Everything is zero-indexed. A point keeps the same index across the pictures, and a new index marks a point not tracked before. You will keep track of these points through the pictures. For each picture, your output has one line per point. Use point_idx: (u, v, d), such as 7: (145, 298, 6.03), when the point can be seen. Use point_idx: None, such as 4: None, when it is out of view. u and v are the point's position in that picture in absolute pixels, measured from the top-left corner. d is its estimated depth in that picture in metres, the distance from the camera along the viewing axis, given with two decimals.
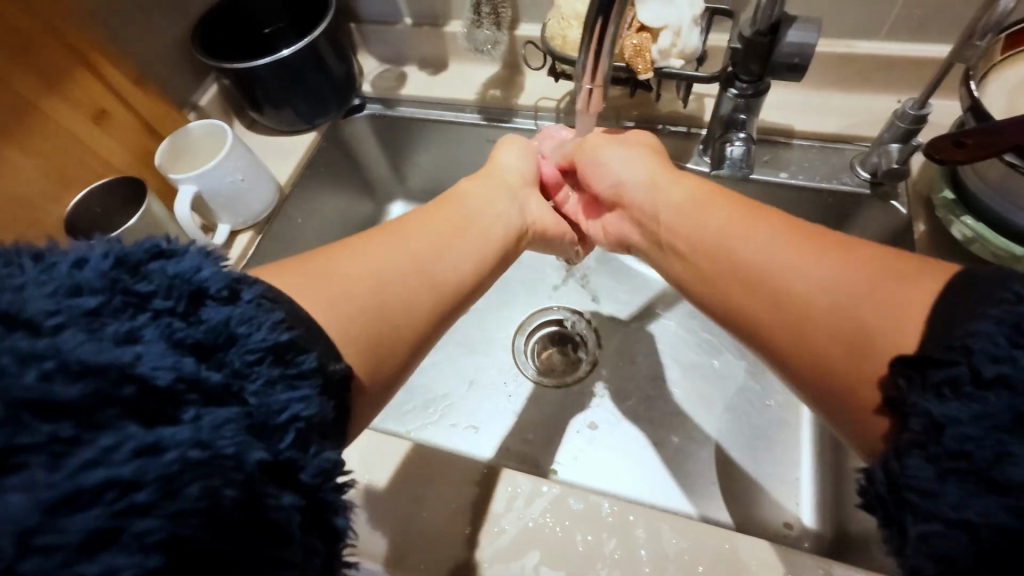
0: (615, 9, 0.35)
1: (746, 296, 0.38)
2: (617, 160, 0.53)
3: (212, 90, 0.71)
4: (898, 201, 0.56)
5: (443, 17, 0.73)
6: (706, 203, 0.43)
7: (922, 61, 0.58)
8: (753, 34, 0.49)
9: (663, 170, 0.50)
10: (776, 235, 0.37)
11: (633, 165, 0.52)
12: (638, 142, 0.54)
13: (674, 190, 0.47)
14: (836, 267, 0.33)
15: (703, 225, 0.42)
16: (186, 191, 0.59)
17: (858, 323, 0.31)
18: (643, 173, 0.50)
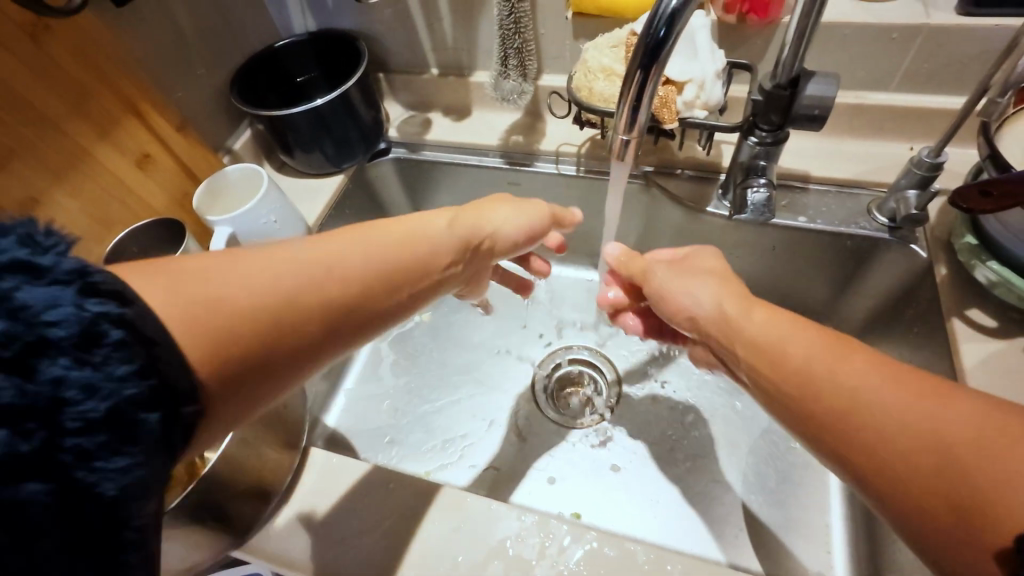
0: (654, 69, 0.37)
1: (837, 443, 0.34)
2: (684, 289, 0.48)
3: (245, 135, 0.75)
4: (918, 245, 0.57)
5: (468, 68, 0.76)
6: (790, 333, 0.39)
7: (933, 111, 0.60)
8: (773, 87, 0.51)
9: (738, 296, 0.45)
10: (864, 373, 0.34)
11: (702, 292, 0.47)
12: (699, 266, 0.50)
13: (745, 318, 0.42)
14: (938, 415, 0.30)
15: (778, 349, 0.39)
16: (222, 232, 0.60)
17: (970, 488, 0.27)
18: (713, 303, 0.45)
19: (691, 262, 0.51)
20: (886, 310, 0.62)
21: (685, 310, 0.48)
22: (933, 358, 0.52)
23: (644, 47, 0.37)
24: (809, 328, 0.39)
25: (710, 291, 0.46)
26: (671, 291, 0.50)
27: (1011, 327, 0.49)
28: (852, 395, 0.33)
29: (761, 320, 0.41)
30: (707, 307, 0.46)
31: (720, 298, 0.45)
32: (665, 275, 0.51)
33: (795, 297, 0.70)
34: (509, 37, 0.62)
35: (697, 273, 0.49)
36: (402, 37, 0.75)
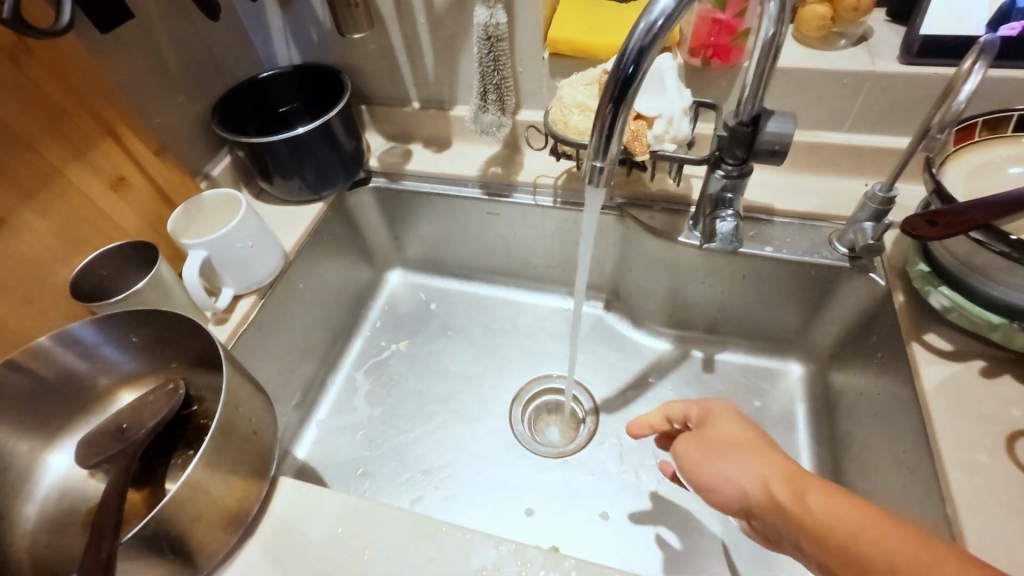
0: (624, 107, 0.39)
1: None
2: (718, 472, 0.39)
3: (225, 161, 0.75)
4: (876, 273, 0.60)
5: (449, 102, 0.79)
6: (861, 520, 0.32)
7: (882, 149, 0.64)
8: (736, 124, 0.54)
9: (776, 475, 0.36)
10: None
11: (744, 477, 0.38)
12: (727, 440, 0.41)
13: (796, 498, 0.35)
14: None
15: (831, 525, 0.33)
16: (196, 255, 0.59)
17: None
18: (761, 489, 0.37)
19: (716, 433, 0.42)
20: (851, 336, 0.65)
21: (723, 496, 0.39)
22: (896, 381, 0.54)
23: (614, 88, 0.39)
24: (864, 502, 0.33)
25: (754, 475, 0.37)
26: (704, 475, 0.40)
27: (966, 350, 0.51)
28: None
29: (815, 502, 0.34)
30: (747, 489, 0.37)
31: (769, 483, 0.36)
32: (693, 453, 0.42)
33: (764, 325, 0.73)
34: (488, 73, 0.64)
35: (727, 447, 0.40)
36: (384, 71, 0.77)
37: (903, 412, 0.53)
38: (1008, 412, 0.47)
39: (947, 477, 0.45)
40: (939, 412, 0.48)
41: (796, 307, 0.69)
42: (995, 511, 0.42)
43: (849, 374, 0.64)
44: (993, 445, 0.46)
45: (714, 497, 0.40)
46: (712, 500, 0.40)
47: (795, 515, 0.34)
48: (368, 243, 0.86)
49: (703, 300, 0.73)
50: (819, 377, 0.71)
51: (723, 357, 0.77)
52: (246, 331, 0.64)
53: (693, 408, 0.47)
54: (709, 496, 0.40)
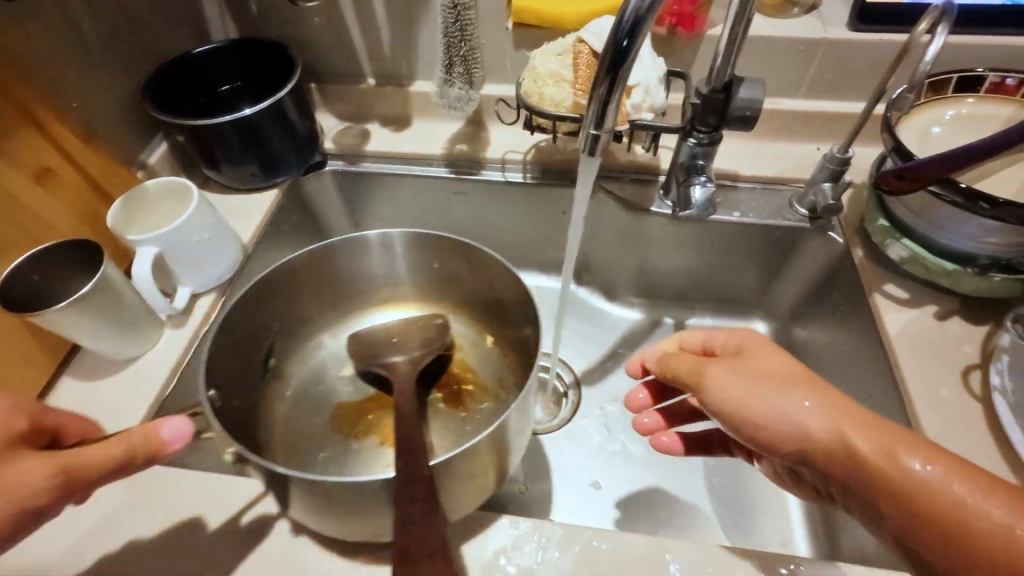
0: (621, 79, 0.38)
1: None
2: (777, 410, 0.36)
3: (161, 148, 0.68)
4: (835, 232, 0.64)
5: (407, 78, 0.75)
6: (943, 468, 0.32)
7: (833, 115, 0.68)
8: (709, 91, 0.55)
9: (846, 419, 0.34)
10: None
11: (812, 419, 0.35)
12: (776, 372, 0.38)
13: (874, 444, 0.33)
14: None
15: (909, 476, 0.32)
16: (146, 252, 0.53)
17: None
18: (831, 433, 0.34)
19: (765, 364, 0.39)
20: (812, 292, 0.69)
21: (775, 432, 0.37)
22: (860, 330, 0.59)
23: (609, 59, 0.38)
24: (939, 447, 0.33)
25: (821, 418, 0.35)
26: (753, 411, 0.37)
27: (919, 297, 0.56)
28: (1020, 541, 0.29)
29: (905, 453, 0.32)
30: (808, 429, 0.35)
31: (841, 428, 0.34)
32: (738, 386, 0.38)
33: (730, 288, 0.76)
34: (454, 44, 0.61)
35: (781, 384, 0.37)
36: (336, 45, 0.72)
37: (868, 357, 0.57)
38: (962, 350, 0.52)
39: (918, 414, 0.49)
40: (905, 355, 0.52)
41: (760, 269, 0.72)
42: (958, 438, 0.47)
43: (811, 329, 0.69)
44: (952, 381, 0.50)
45: (769, 435, 0.37)
46: (756, 435, 0.38)
47: (869, 462, 0.33)
48: (327, 231, 0.81)
49: (674, 268, 0.75)
50: (781, 333, 0.75)
51: (693, 322, 0.79)
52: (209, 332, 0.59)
53: (731, 334, 0.44)
54: (752, 432, 0.38)
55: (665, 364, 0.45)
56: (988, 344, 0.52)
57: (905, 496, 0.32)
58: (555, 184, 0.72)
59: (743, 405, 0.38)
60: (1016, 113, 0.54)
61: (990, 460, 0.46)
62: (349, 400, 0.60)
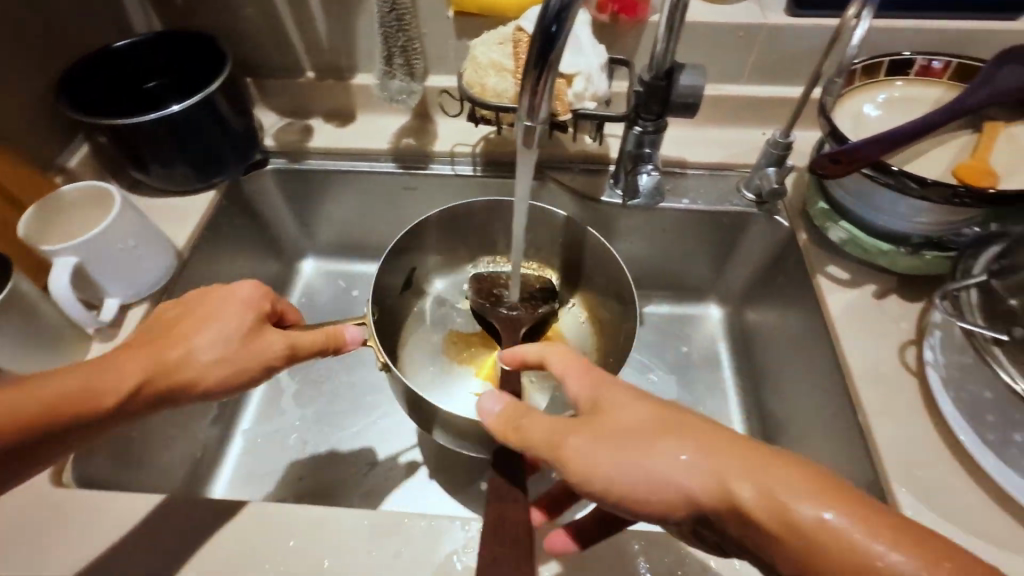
0: (551, 69, 0.37)
1: None
2: (652, 468, 0.33)
3: (84, 150, 0.64)
4: (780, 216, 0.65)
5: (348, 70, 0.72)
6: (814, 497, 0.30)
7: (775, 100, 0.69)
8: (651, 79, 0.54)
9: (730, 468, 0.31)
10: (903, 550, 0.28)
11: (685, 468, 0.32)
12: (636, 423, 0.35)
13: (761, 492, 0.30)
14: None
15: (805, 526, 0.29)
16: (63, 263, 0.50)
17: None
18: (704, 480, 0.32)
19: (632, 419, 0.35)
20: (762, 274, 0.70)
21: (658, 497, 0.33)
22: (805, 312, 0.60)
23: (537, 49, 0.36)
24: (809, 471, 0.31)
25: (692, 465, 0.32)
26: (629, 480, 0.33)
27: (859, 277, 0.58)
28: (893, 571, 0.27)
29: (780, 486, 0.30)
30: (691, 489, 0.32)
31: (712, 472, 0.32)
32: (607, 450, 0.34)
33: (684, 275, 0.76)
34: (392, 34, 0.59)
35: (647, 435, 0.34)
36: (269, 36, 0.69)
37: (814, 338, 0.58)
38: (899, 327, 0.54)
39: (858, 391, 0.50)
40: (846, 335, 0.54)
41: (712, 254, 0.73)
42: (895, 413, 0.49)
43: (762, 311, 0.70)
44: (890, 357, 0.52)
45: (648, 495, 0.33)
46: (638, 506, 0.33)
47: (758, 515, 0.30)
48: (272, 232, 0.78)
49: (629, 256, 0.75)
50: (735, 316, 0.76)
51: (650, 309, 0.80)
52: None
53: (583, 384, 0.39)
54: (632, 503, 0.34)
55: (517, 428, 0.38)
56: (922, 320, 0.54)
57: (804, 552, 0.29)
58: (506, 176, 0.71)
59: (616, 470, 0.34)
60: (944, 95, 0.55)
61: (924, 432, 0.47)
62: (460, 332, 0.70)
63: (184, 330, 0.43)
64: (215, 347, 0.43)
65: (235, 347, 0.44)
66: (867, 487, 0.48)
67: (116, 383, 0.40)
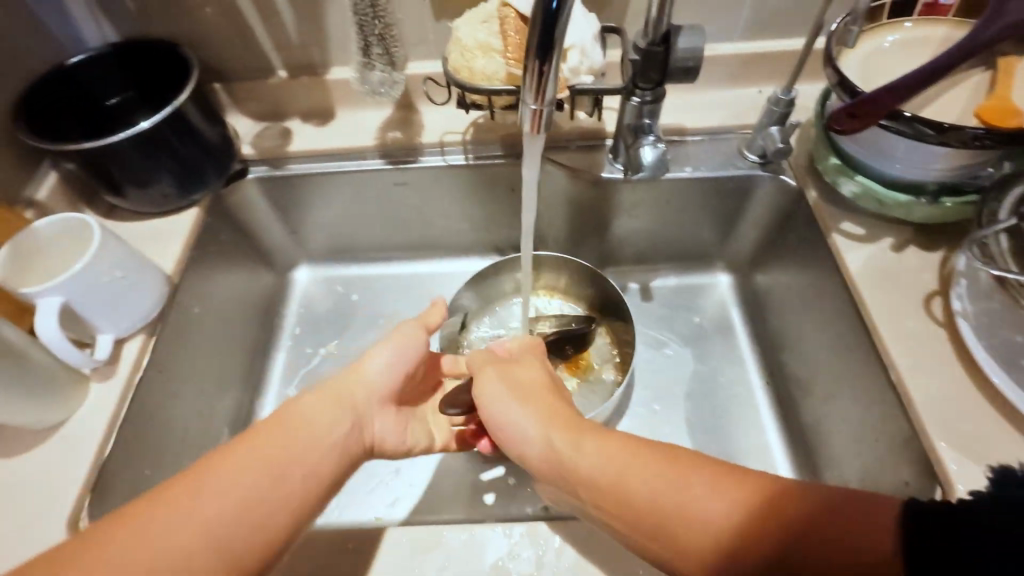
0: (558, 41, 0.34)
1: (716, 556, 0.34)
2: (507, 418, 0.46)
3: (49, 180, 0.60)
4: (787, 175, 0.63)
5: (322, 65, 0.68)
6: (618, 456, 0.39)
7: (770, 54, 0.66)
8: (648, 45, 0.52)
9: (563, 424, 0.44)
10: (703, 489, 0.35)
11: (526, 422, 0.45)
12: (525, 385, 0.48)
13: (592, 455, 0.40)
14: (758, 514, 0.33)
15: (647, 500, 0.37)
16: (50, 304, 0.46)
17: (814, 556, 0.31)
18: (539, 436, 0.44)
19: (519, 378, 0.49)
20: (771, 237, 0.69)
21: (509, 436, 0.46)
22: (822, 271, 0.59)
23: (541, 22, 0.33)
24: (623, 436, 0.41)
25: (535, 422, 0.45)
26: (492, 419, 0.47)
27: (876, 231, 0.56)
28: (694, 504, 0.35)
29: (592, 448, 0.41)
30: (534, 433, 0.44)
31: (547, 426, 0.44)
32: (491, 393, 0.48)
33: (690, 244, 0.75)
34: (367, 23, 0.55)
35: (518, 396, 0.47)
36: (233, 36, 0.65)
37: (833, 297, 0.57)
38: (921, 278, 0.53)
39: (887, 349, 0.49)
40: (867, 292, 0.53)
41: (718, 222, 0.71)
42: (928, 367, 0.48)
43: (773, 274, 0.69)
44: (916, 310, 0.51)
45: (505, 439, 0.46)
46: (503, 442, 0.46)
47: (609, 484, 0.39)
48: (262, 242, 0.75)
49: (634, 231, 0.73)
50: (745, 281, 0.75)
51: (658, 283, 0.78)
52: (145, 375, 0.54)
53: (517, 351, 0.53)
54: (499, 435, 0.47)
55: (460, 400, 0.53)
56: (944, 269, 0.53)
57: (684, 520, 0.35)
58: (500, 161, 0.68)
59: (494, 416, 0.47)
60: (951, 34, 0.53)
61: (960, 384, 0.47)
62: None
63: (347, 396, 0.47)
64: (383, 375, 0.50)
65: (396, 373, 0.51)
66: (905, 444, 0.47)
67: (323, 457, 0.43)
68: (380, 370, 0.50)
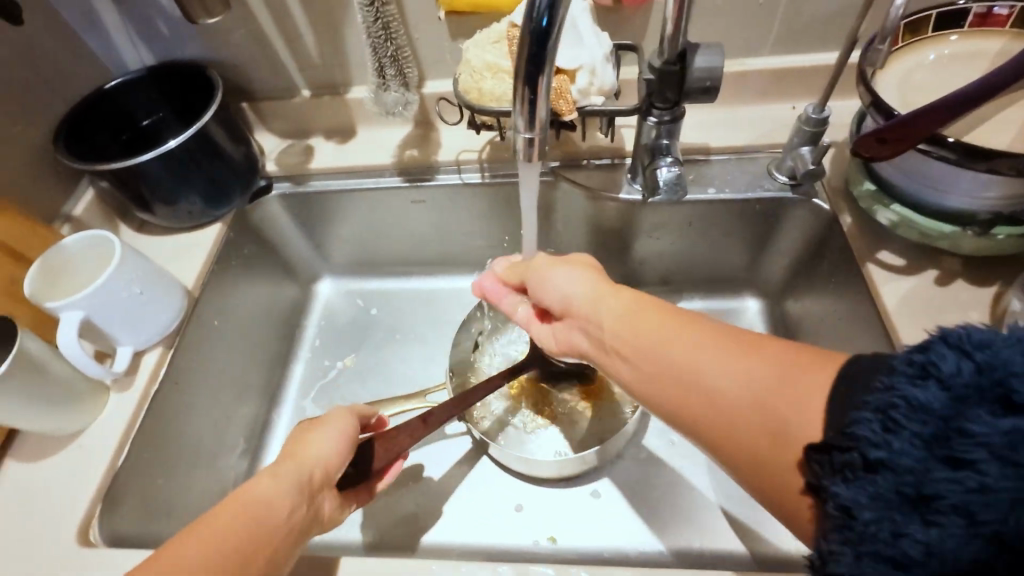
0: (547, 70, 0.33)
1: (684, 403, 0.34)
2: (552, 280, 0.44)
3: (88, 196, 0.65)
4: (820, 199, 0.59)
5: (344, 85, 0.70)
6: (635, 307, 0.38)
7: (804, 69, 0.62)
8: (662, 64, 0.49)
9: (608, 284, 0.41)
10: (705, 348, 0.33)
11: (564, 281, 0.43)
12: (570, 260, 0.46)
13: (605, 305, 0.39)
14: (746, 370, 0.31)
15: (648, 346, 0.36)
16: (70, 318, 0.49)
17: (774, 424, 0.30)
18: (573, 292, 0.42)
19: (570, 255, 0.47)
20: (802, 263, 0.64)
21: (541, 294, 0.45)
22: (855, 304, 0.54)
23: (527, 51, 0.32)
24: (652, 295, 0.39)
25: (575, 280, 0.43)
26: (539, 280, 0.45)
27: (917, 263, 0.52)
28: (689, 354, 0.34)
29: (614, 302, 0.39)
30: (567, 292, 0.42)
31: (591, 285, 0.42)
32: (541, 263, 0.46)
33: (715, 267, 0.71)
34: (380, 45, 0.56)
35: (563, 264, 0.45)
36: (259, 58, 0.67)
37: (865, 332, 0.52)
38: (967, 317, 0.48)
39: None
40: (905, 331, 0.48)
41: (746, 245, 0.67)
42: None
43: (804, 302, 0.64)
44: None
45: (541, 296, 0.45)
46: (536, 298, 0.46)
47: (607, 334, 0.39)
48: (286, 256, 0.76)
49: (655, 252, 0.70)
50: (775, 307, 0.70)
51: (682, 306, 0.74)
52: (160, 386, 0.56)
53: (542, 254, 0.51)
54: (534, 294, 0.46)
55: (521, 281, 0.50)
56: (995, 308, 0.48)
57: (665, 372, 0.35)
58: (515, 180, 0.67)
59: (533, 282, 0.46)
60: (1007, 47, 0.48)
61: None
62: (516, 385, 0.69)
63: (295, 466, 0.42)
64: (328, 449, 0.44)
65: (342, 449, 0.45)
66: None
67: (278, 539, 0.37)
68: (326, 445, 0.44)
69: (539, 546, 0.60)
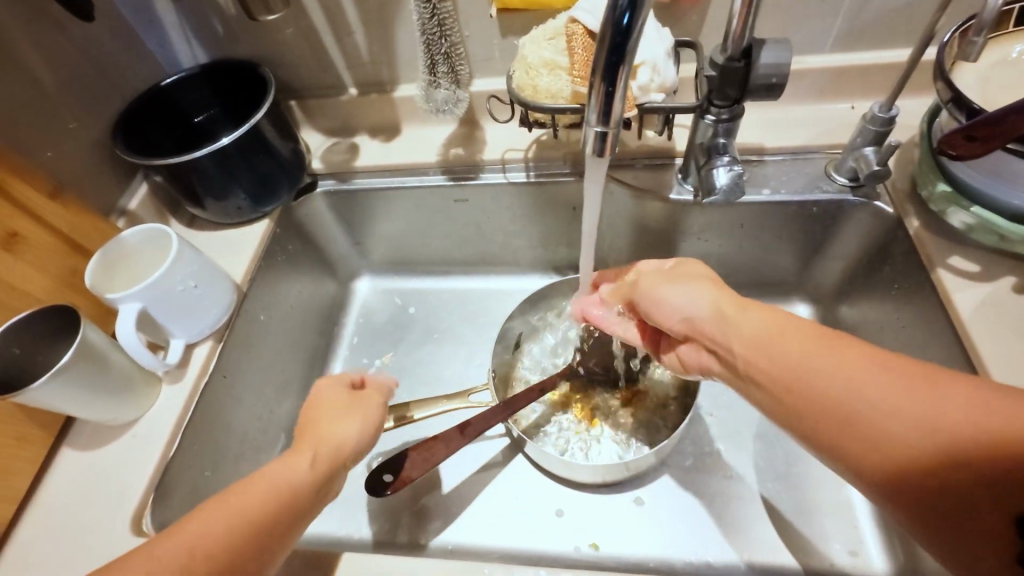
0: (627, 61, 0.32)
1: (845, 433, 0.33)
2: (674, 297, 0.44)
3: (142, 191, 0.66)
4: (883, 201, 0.56)
5: (391, 83, 0.70)
6: (778, 326, 0.38)
7: (866, 68, 0.60)
8: (725, 60, 0.48)
9: (733, 300, 0.42)
10: (870, 371, 0.33)
11: (687, 296, 0.44)
12: (689, 273, 0.46)
13: (742, 322, 0.40)
14: (926, 400, 0.30)
15: (800, 367, 0.35)
16: (128, 310, 0.50)
17: (972, 455, 0.28)
18: (701, 309, 0.42)
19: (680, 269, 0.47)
20: (860, 268, 0.62)
21: (662, 309, 0.45)
22: (923, 312, 0.52)
23: (609, 41, 0.31)
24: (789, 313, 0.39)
25: (704, 297, 0.43)
26: (654, 297, 0.46)
27: (993, 269, 0.49)
28: (848, 377, 0.33)
29: (752, 319, 0.39)
30: (691, 309, 0.43)
31: (716, 300, 0.42)
32: (648, 280, 0.47)
33: (766, 271, 0.69)
34: (433, 42, 0.55)
35: (686, 279, 0.45)
36: (309, 56, 0.67)
37: (935, 340, 0.50)
38: None
39: None
40: (983, 340, 0.45)
41: (799, 248, 0.65)
42: None
43: (861, 308, 0.62)
44: None
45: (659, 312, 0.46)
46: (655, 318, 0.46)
47: (745, 352, 0.39)
48: (327, 253, 0.77)
49: (703, 255, 0.68)
50: (828, 314, 0.68)
51: None
52: (210, 379, 0.56)
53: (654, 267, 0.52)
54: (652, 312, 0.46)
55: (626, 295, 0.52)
56: None
57: (824, 393, 0.34)
58: (562, 179, 0.66)
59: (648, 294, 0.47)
60: None
61: None
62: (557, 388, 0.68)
63: (317, 445, 0.41)
64: (346, 433, 0.43)
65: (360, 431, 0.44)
66: None
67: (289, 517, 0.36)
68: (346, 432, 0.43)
69: (581, 553, 0.58)
